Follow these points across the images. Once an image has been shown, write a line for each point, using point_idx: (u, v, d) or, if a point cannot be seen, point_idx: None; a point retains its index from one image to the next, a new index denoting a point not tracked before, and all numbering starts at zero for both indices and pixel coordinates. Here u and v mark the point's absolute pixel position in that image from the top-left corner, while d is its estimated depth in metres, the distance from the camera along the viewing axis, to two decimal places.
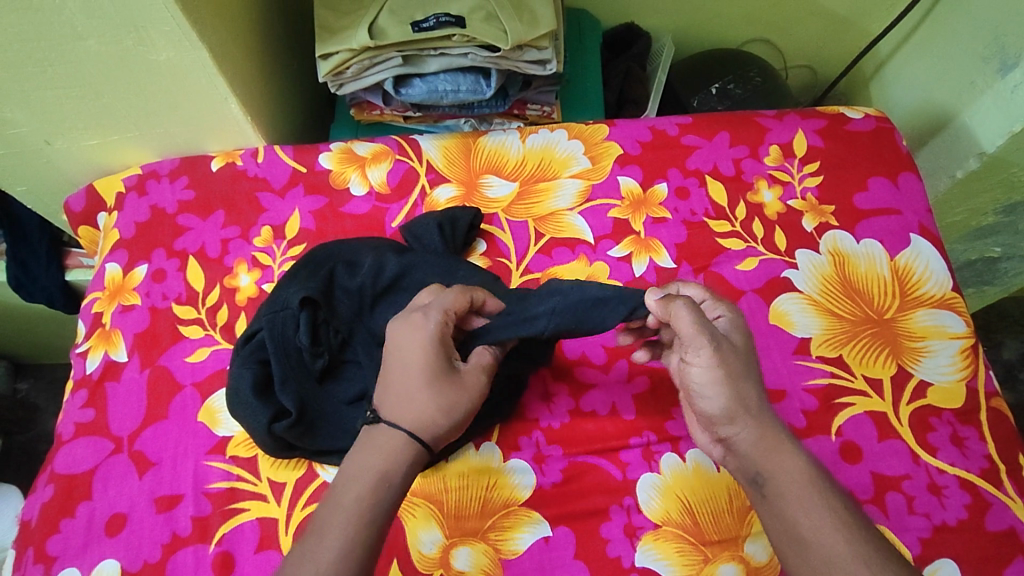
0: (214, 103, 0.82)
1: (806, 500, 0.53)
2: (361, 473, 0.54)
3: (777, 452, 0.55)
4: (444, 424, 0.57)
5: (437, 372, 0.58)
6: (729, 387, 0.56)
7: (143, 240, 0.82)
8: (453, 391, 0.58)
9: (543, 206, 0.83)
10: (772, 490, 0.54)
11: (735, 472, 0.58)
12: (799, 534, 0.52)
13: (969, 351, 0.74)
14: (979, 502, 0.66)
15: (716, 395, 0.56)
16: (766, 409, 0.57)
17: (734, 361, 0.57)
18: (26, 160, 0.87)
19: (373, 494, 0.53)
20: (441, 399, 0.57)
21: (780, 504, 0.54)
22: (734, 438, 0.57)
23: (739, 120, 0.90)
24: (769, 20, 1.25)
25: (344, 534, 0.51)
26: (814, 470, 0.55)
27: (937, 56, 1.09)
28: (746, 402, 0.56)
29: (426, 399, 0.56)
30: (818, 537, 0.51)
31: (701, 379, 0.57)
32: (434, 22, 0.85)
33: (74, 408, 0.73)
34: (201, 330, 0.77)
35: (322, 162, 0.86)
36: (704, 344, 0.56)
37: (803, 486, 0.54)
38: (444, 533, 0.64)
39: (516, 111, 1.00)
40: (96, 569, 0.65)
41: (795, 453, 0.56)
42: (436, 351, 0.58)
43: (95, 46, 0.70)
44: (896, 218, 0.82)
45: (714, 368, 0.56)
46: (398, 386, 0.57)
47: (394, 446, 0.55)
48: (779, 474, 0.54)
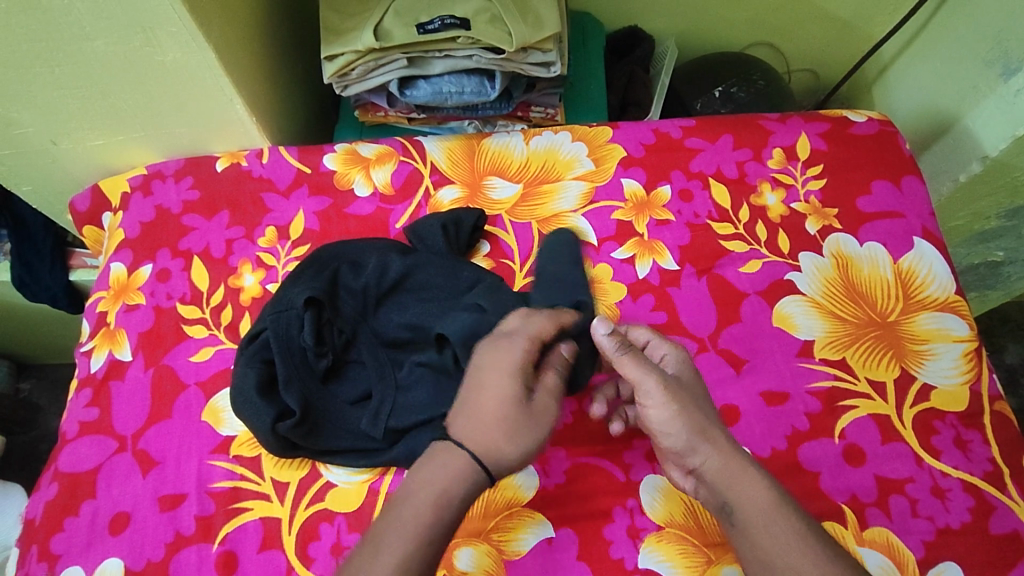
0: (219, 104, 0.82)
1: (778, 525, 0.54)
2: (423, 489, 0.54)
3: (741, 480, 0.56)
4: (516, 453, 0.57)
5: (514, 393, 0.58)
6: (687, 422, 0.57)
7: (148, 240, 0.83)
8: (524, 421, 0.58)
9: (547, 208, 0.83)
10: (739, 518, 0.56)
11: (704, 498, 0.59)
12: (773, 563, 0.53)
13: (972, 354, 0.74)
14: (983, 506, 0.66)
15: (675, 428, 0.57)
16: (726, 436, 0.58)
17: (685, 395, 0.59)
18: (32, 159, 0.88)
19: (434, 509, 0.54)
20: (514, 432, 0.57)
21: (752, 531, 0.55)
22: (701, 467, 0.58)
23: (743, 123, 0.90)
24: (773, 24, 1.25)
25: (402, 550, 0.52)
26: (778, 492, 0.56)
27: (939, 60, 1.09)
28: (703, 432, 0.57)
29: (499, 428, 0.57)
30: (789, 564, 0.53)
31: (657, 415, 0.58)
32: (439, 24, 0.86)
33: (79, 407, 0.74)
34: (205, 329, 0.77)
35: (326, 163, 0.86)
36: (652, 380, 0.58)
37: (772, 512, 0.54)
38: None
39: (519, 113, 1.01)
40: (99, 568, 0.65)
41: (757, 478, 0.56)
42: (518, 379, 0.59)
43: (103, 47, 0.71)
44: (900, 221, 0.82)
45: (667, 401, 0.58)
46: (475, 416, 0.57)
47: (467, 473, 0.55)
48: (746, 504, 0.55)
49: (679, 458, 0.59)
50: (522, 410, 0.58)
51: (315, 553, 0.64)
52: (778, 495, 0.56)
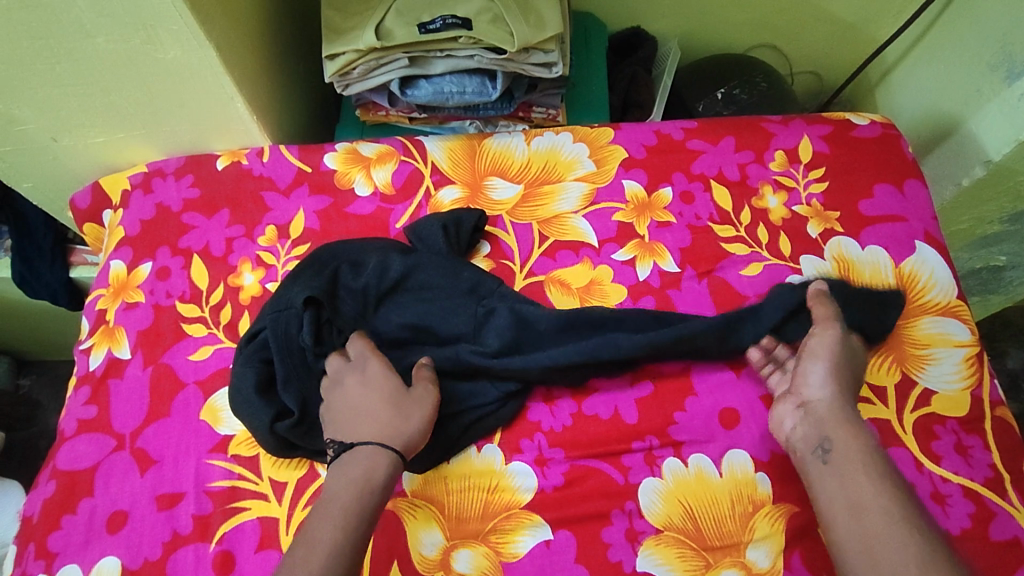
0: (220, 102, 0.82)
1: (868, 473, 0.59)
2: (344, 487, 0.59)
3: (847, 425, 0.63)
4: (409, 429, 0.63)
5: (383, 392, 0.65)
6: (833, 366, 0.67)
7: (148, 238, 0.83)
8: (410, 404, 0.65)
9: (547, 208, 0.83)
10: (835, 452, 0.61)
11: (799, 442, 0.64)
12: (854, 498, 0.58)
13: (974, 359, 0.74)
14: (983, 512, 0.66)
15: (822, 363, 0.67)
16: (852, 398, 0.66)
17: (848, 353, 0.68)
18: (32, 156, 0.88)
19: (357, 498, 0.58)
20: (405, 416, 0.64)
21: (844, 470, 0.60)
22: (817, 402, 0.65)
23: (745, 125, 0.90)
24: (776, 26, 1.24)
25: (332, 539, 0.55)
26: (877, 452, 0.61)
27: (943, 64, 1.08)
28: (843, 383, 0.66)
29: (390, 417, 0.63)
30: (870, 502, 0.57)
31: (817, 348, 0.68)
32: (441, 23, 0.85)
33: (77, 405, 0.74)
34: (204, 328, 0.77)
35: (326, 163, 0.86)
36: (835, 325, 0.70)
37: (866, 459, 0.60)
38: (445, 534, 0.64)
39: (521, 113, 1.00)
40: (96, 566, 0.65)
41: (862, 432, 0.62)
42: (382, 381, 0.66)
43: (103, 44, 0.70)
44: (902, 225, 0.82)
45: (835, 343, 0.68)
46: (366, 421, 0.63)
47: (380, 459, 0.61)
48: (848, 446, 0.61)
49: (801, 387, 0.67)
50: (402, 398, 0.65)
51: None
52: (877, 453, 0.61)
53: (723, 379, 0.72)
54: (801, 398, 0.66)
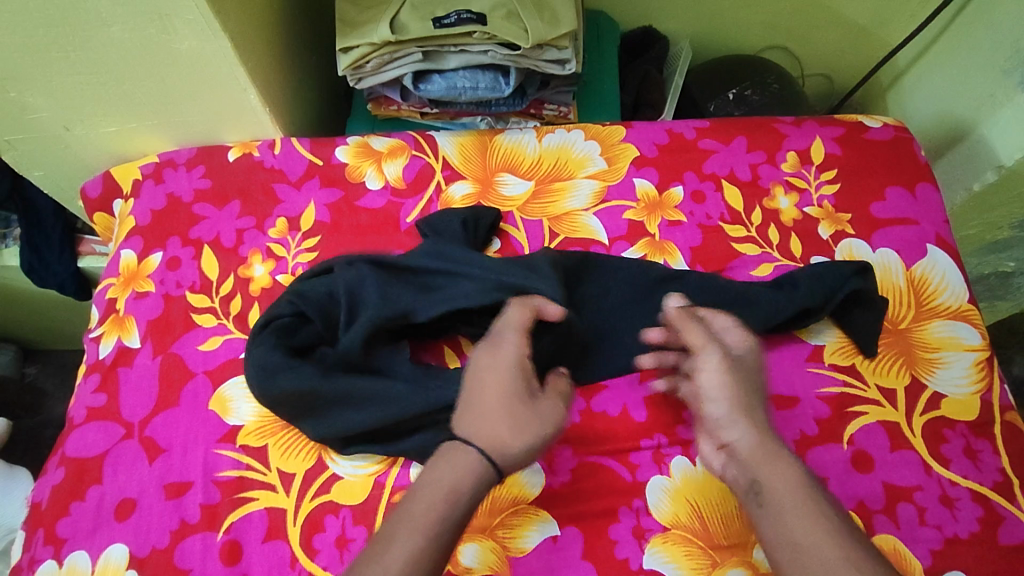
0: (233, 93, 0.82)
1: (803, 509, 0.52)
2: (433, 483, 0.54)
3: (774, 460, 0.55)
4: (516, 447, 0.56)
5: (512, 385, 0.58)
6: (731, 397, 0.59)
7: (159, 229, 0.83)
8: (529, 414, 0.57)
9: (558, 206, 0.83)
10: (768, 497, 0.54)
11: (732, 485, 0.57)
12: (794, 543, 0.51)
13: (984, 364, 0.74)
14: (992, 516, 0.66)
15: (721, 399, 0.59)
16: (766, 423, 0.59)
17: (740, 377, 0.61)
18: (44, 145, 0.88)
19: (443, 507, 0.53)
20: (517, 421, 0.57)
21: (779, 512, 0.53)
22: (734, 440, 0.58)
23: (758, 126, 0.90)
24: (788, 28, 1.24)
25: (411, 543, 0.51)
26: (808, 482, 0.54)
27: (956, 68, 1.08)
28: (746, 409, 0.58)
29: (501, 416, 0.56)
30: (815, 545, 0.50)
31: (708, 382, 0.60)
32: (456, 18, 0.85)
33: (87, 392, 0.74)
34: (214, 318, 0.77)
35: (338, 156, 0.86)
36: (711, 350, 0.61)
37: (800, 496, 0.53)
38: (481, 541, 0.64)
39: (532, 110, 1.00)
40: (104, 554, 0.65)
41: (791, 464, 0.55)
42: (516, 374, 0.59)
43: (118, 33, 0.70)
44: (914, 228, 0.82)
45: (721, 370, 0.60)
46: (479, 409, 0.57)
47: (469, 461, 0.55)
48: (778, 483, 0.54)
49: (715, 428, 0.59)
50: (524, 403, 0.58)
51: (320, 545, 0.64)
52: (810, 485, 0.54)
53: None
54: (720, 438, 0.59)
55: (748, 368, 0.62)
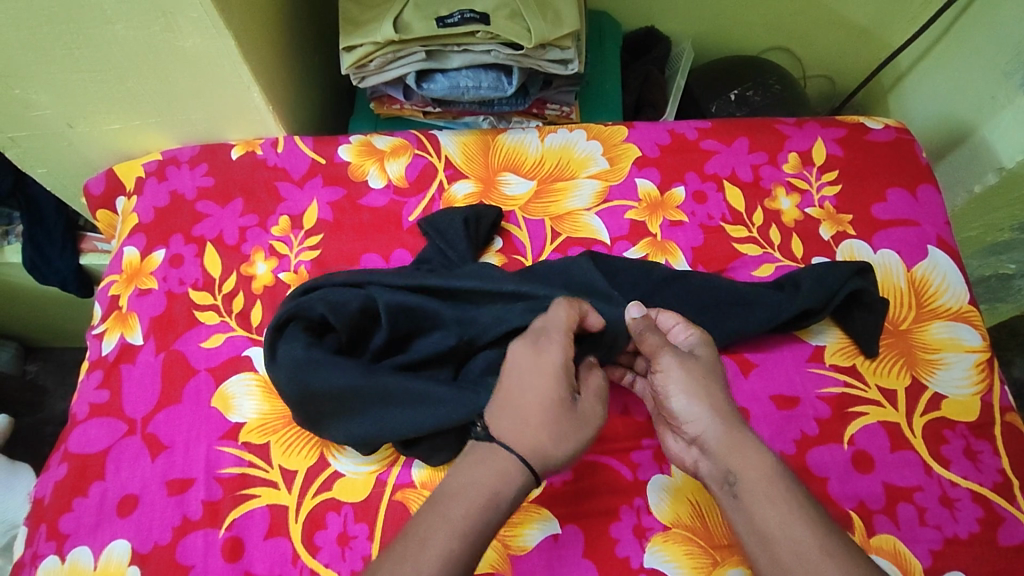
0: (237, 91, 0.82)
1: (775, 500, 0.54)
2: (473, 488, 0.53)
3: (743, 450, 0.57)
4: (556, 455, 0.56)
5: (554, 394, 0.58)
6: (694, 393, 0.59)
7: (162, 226, 0.83)
8: (569, 424, 0.57)
9: (560, 205, 0.83)
10: (741, 488, 0.55)
11: (707, 478, 0.59)
12: (767, 531, 0.53)
13: (984, 365, 0.74)
14: (992, 517, 0.66)
15: (682, 396, 0.60)
16: (730, 407, 0.59)
17: (697, 369, 0.61)
18: (47, 142, 0.88)
19: (481, 514, 0.52)
20: (556, 429, 0.57)
21: (751, 502, 0.55)
22: (703, 436, 0.59)
23: (759, 126, 0.90)
24: (790, 29, 1.24)
25: (449, 548, 0.50)
26: (781, 471, 0.56)
27: (957, 70, 1.08)
28: (710, 401, 0.59)
29: (540, 427, 0.56)
30: (788, 536, 0.52)
31: (667, 382, 0.61)
32: (459, 17, 0.86)
33: (89, 389, 0.74)
34: (216, 316, 0.77)
35: (341, 154, 0.86)
36: (665, 352, 0.61)
37: (769, 485, 0.55)
38: (495, 543, 0.64)
39: (535, 110, 1.01)
40: (106, 549, 0.65)
41: (762, 453, 0.57)
42: (561, 381, 0.58)
43: (123, 31, 0.71)
44: (915, 229, 0.82)
45: (681, 367, 0.60)
46: (518, 417, 0.57)
47: (507, 468, 0.55)
48: (748, 474, 0.55)
49: (684, 425, 0.60)
50: (566, 413, 0.57)
51: (322, 542, 0.64)
52: (781, 473, 0.55)
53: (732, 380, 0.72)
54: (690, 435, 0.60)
55: (704, 362, 0.62)
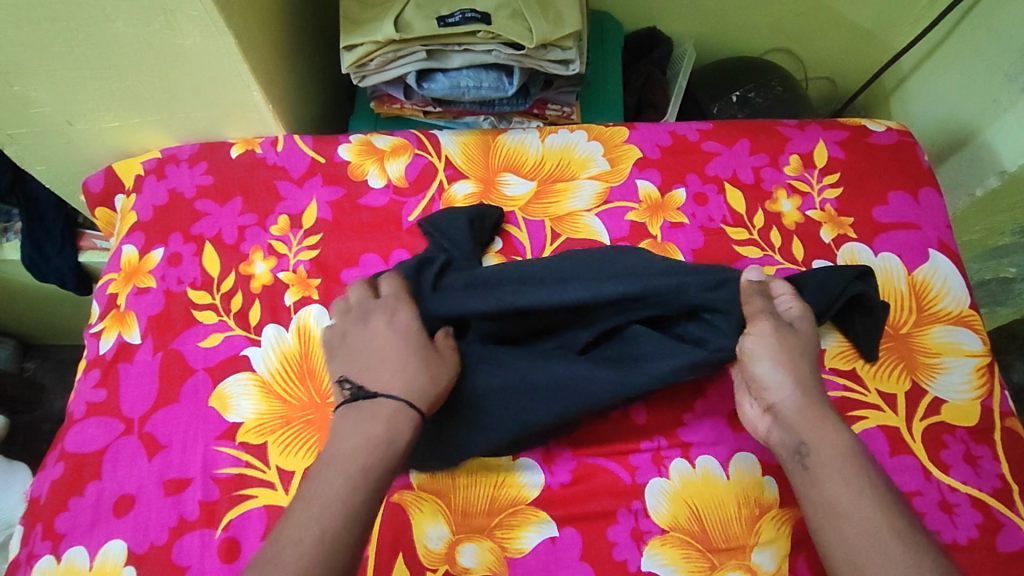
0: (237, 90, 0.82)
1: (845, 475, 0.55)
2: (358, 437, 0.55)
3: (822, 425, 0.58)
4: (433, 391, 0.60)
5: (413, 343, 0.62)
6: (782, 363, 0.62)
7: (161, 224, 0.83)
8: (433, 364, 0.62)
9: (560, 206, 0.83)
10: (814, 461, 0.57)
11: (777, 446, 0.60)
12: (837, 506, 0.54)
13: (985, 369, 0.74)
14: (991, 523, 0.66)
15: (770, 362, 0.62)
16: (814, 383, 0.61)
17: (793, 342, 0.63)
18: (47, 139, 0.88)
19: (369, 460, 0.54)
20: (425, 370, 0.61)
21: (824, 476, 0.56)
22: (782, 403, 0.60)
23: (761, 128, 0.89)
24: (792, 30, 1.24)
25: (336, 497, 0.52)
26: (858, 452, 0.57)
27: (960, 73, 1.08)
28: (799, 374, 0.61)
29: (412, 371, 0.60)
30: (846, 510, 0.53)
31: (757, 348, 0.63)
32: (460, 17, 0.85)
33: (87, 388, 0.74)
34: (214, 315, 0.77)
35: (341, 154, 0.86)
36: (765, 318, 0.64)
37: (842, 461, 0.56)
38: (450, 528, 0.65)
39: (535, 110, 1.00)
40: (102, 549, 0.65)
41: (840, 432, 0.58)
42: (415, 332, 0.63)
43: (123, 28, 0.70)
44: (916, 233, 0.82)
45: (772, 336, 0.63)
46: (389, 367, 0.60)
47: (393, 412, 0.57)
48: (824, 446, 0.57)
49: (763, 391, 0.62)
50: (428, 356, 0.62)
51: None
52: (858, 454, 0.57)
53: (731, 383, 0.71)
54: (767, 401, 0.62)
55: (800, 335, 0.65)
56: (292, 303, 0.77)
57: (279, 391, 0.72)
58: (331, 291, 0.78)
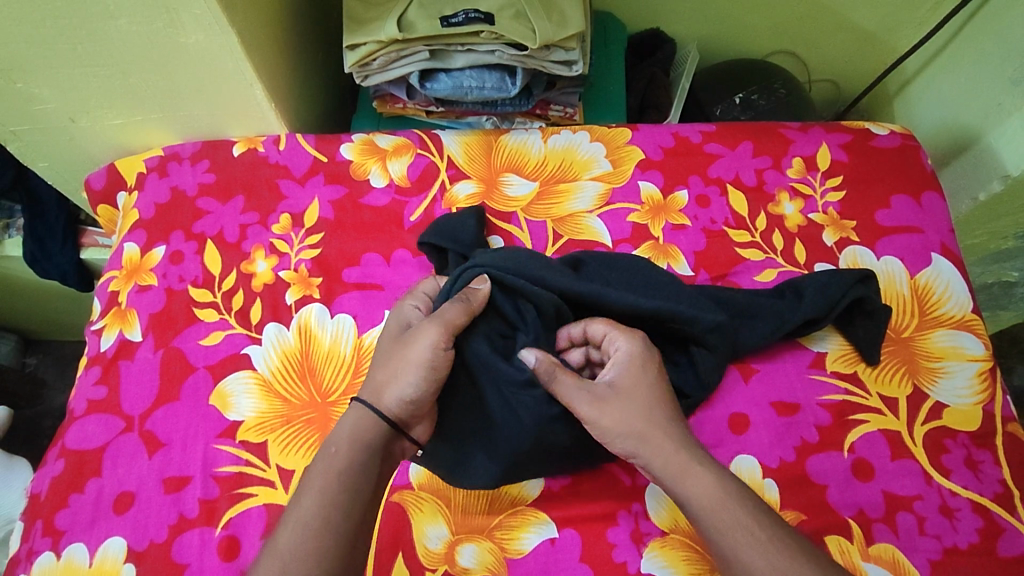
0: (239, 89, 0.82)
1: (723, 522, 0.55)
2: (341, 436, 0.59)
3: (685, 476, 0.58)
4: (390, 381, 0.61)
5: (393, 339, 0.65)
6: (623, 432, 0.60)
7: (162, 222, 0.83)
8: (397, 351, 0.62)
9: (562, 207, 0.83)
10: (693, 514, 0.57)
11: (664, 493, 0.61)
12: (725, 554, 0.55)
13: (987, 374, 0.74)
14: (992, 528, 0.66)
15: (614, 436, 0.60)
16: (668, 433, 0.60)
17: (617, 402, 0.61)
18: (49, 136, 0.88)
19: (351, 456, 0.57)
20: (387, 363, 0.62)
21: (705, 529, 0.56)
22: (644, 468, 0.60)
23: (764, 130, 0.89)
24: (796, 32, 1.24)
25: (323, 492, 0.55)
26: (726, 487, 0.57)
27: (964, 77, 1.08)
28: (636, 434, 0.60)
29: (377, 368, 0.62)
30: (739, 560, 0.54)
31: (593, 425, 0.61)
32: (464, 17, 0.85)
33: (87, 385, 0.74)
34: (216, 314, 0.76)
35: (343, 153, 0.86)
36: (580, 392, 0.61)
37: (719, 506, 0.56)
38: (450, 529, 0.65)
39: (538, 111, 1.00)
40: (102, 547, 0.65)
41: (705, 476, 0.57)
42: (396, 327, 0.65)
43: (126, 26, 0.70)
44: (918, 237, 0.81)
45: (597, 412, 0.60)
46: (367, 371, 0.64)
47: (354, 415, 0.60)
48: (695, 498, 0.57)
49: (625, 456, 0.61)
50: (397, 345, 0.63)
51: None
52: (726, 494, 0.56)
53: (732, 386, 0.71)
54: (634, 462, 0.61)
55: (621, 384, 0.62)
56: (293, 303, 0.77)
57: (280, 390, 0.72)
58: (333, 290, 0.78)
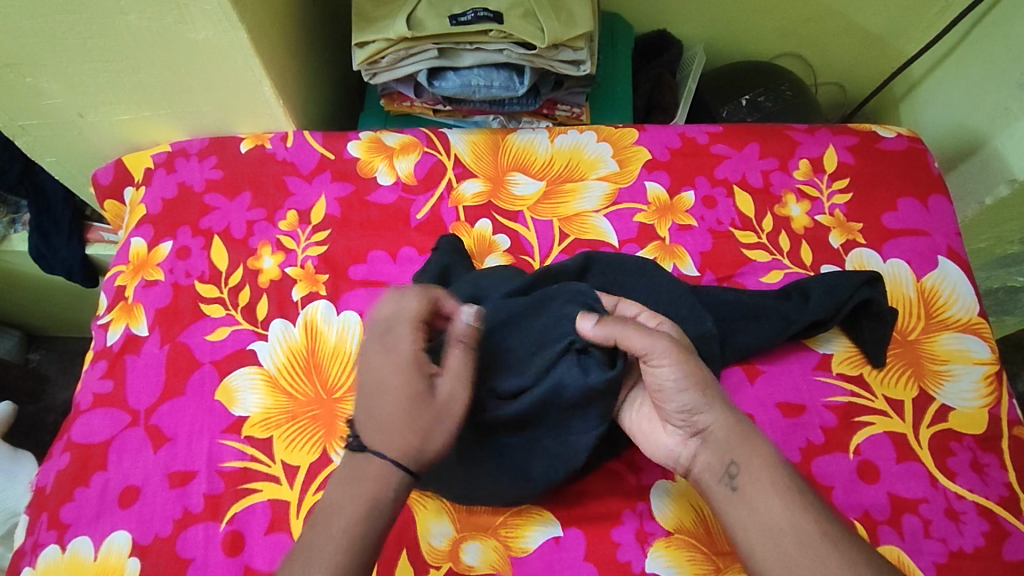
0: (248, 85, 0.82)
1: (776, 489, 0.54)
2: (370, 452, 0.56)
3: (748, 441, 0.57)
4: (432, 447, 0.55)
5: (421, 395, 0.54)
6: (698, 385, 0.57)
7: (170, 217, 0.83)
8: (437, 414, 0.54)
9: (569, 206, 0.83)
10: (746, 480, 0.55)
11: (702, 472, 0.58)
12: (777, 525, 0.52)
13: (992, 377, 0.74)
14: (998, 531, 0.65)
15: (688, 389, 0.57)
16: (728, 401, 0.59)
17: (693, 358, 0.58)
18: (57, 131, 0.88)
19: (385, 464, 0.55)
20: (426, 427, 0.54)
21: (756, 497, 0.54)
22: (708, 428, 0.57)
23: (770, 132, 0.89)
24: (804, 35, 1.24)
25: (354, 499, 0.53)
26: (779, 460, 0.56)
27: (970, 81, 1.08)
28: (711, 393, 0.57)
29: (411, 429, 0.54)
30: (794, 526, 0.52)
31: (668, 375, 0.56)
32: (473, 15, 0.85)
33: (94, 379, 0.74)
34: (223, 309, 0.77)
35: (350, 150, 0.86)
36: (662, 340, 0.57)
37: (778, 477, 0.55)
38: (454, 526, 0.65)
39: (545, 110, 1.00)
40: (107, 540, 0.65)
41: (764, 446, 0.57)
42: (416, 374, 0.55)
43: (137, 21, 0.71)
44: (925, 240, 0.81)
45: (679, 363, 0.56)
46: (387, 427, 0.54)
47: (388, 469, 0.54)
48: (754, 464, 0.56)
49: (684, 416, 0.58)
50: (427, 405, 0.54)
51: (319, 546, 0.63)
52: (783, 467, 0.56)
53: (738, 388, 0.71)
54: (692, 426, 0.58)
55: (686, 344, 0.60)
56: (299, 299, 0.77)
57: (285, 386, 0.72)
58: (339, 287, 0.78)
